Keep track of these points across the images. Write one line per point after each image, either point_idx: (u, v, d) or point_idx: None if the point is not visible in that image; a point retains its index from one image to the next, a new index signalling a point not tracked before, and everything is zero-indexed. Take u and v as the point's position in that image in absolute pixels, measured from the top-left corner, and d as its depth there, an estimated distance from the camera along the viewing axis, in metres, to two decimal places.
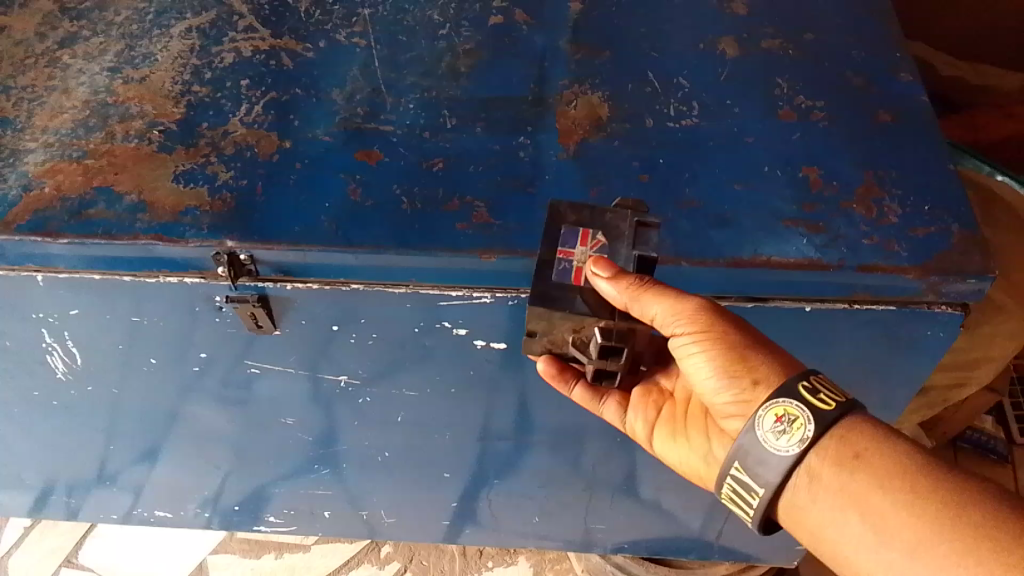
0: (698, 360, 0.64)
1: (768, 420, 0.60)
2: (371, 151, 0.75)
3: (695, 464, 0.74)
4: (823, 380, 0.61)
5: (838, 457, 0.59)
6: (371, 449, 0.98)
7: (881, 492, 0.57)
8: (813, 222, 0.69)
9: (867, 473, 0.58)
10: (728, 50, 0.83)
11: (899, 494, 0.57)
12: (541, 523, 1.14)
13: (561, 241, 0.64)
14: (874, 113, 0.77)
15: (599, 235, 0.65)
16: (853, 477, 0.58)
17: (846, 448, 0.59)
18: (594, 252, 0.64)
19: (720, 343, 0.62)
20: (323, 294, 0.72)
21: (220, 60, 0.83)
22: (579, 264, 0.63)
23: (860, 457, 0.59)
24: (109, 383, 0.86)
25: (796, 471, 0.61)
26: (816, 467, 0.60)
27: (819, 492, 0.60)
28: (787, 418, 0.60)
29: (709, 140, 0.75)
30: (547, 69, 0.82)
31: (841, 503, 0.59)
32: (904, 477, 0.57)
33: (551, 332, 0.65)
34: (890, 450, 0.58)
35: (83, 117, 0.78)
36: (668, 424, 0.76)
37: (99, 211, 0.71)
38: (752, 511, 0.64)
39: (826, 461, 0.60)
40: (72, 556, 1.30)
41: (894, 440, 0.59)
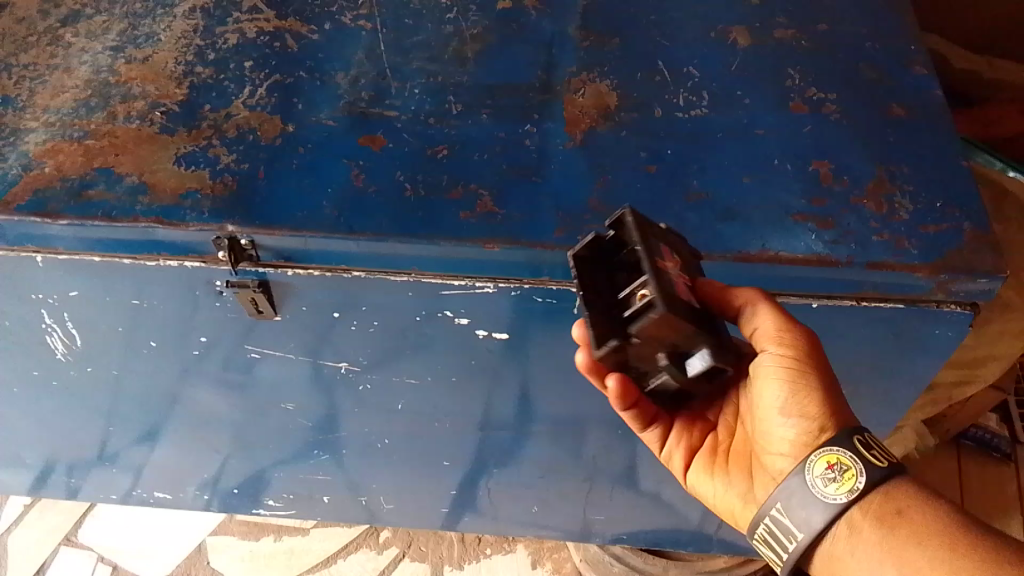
0: (772, 390, 0.64)
1: (819, 466, 0.61)
2: (375, 137, 0.74)
3: (729, 502, 0.72)
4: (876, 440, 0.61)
5: (881, 512, 0.60)
6: (372, 436, 0.98)
7: (920, 547, 0.58)
8: (823, 217, 0.68)
9: (908, 528, 0.59)
10: (739, 39, 0.81)
11: (939, 551, 0.57)
12: (541, 512, 1.13)
13: (656, 252, 0.58)
14: (886, 107, 0.76)
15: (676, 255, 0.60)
16: (894, 531, 0.59)
17: (889, 503, 0.60)
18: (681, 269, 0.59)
19: (801, 379, 0.62)
20: (325, 281, 0.71)
21: (224, 41, 0.82)
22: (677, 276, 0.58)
23: (903, 513, 0.59)
24: (109, 366, 0.86)
25: (839, 525, 0.61)
26: (857, 521, 0.61)
27: (859, 545, 0.60)
28: (839, 467, 0.61)
29: (718, 131, 0.74)
30: (555, 55, 0.80)
31: (880, 557, 0.59)
32: (945, 535, 0.57)
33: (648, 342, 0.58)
34: (933, 509, 0.59)
35: (84, 96, 0.77)
36: (706, 457, 0.73)
37: (99, 192, 0.70)
38: (786, 555, 0.65)
39: (868, 515, 0.60)
40: (72, 534, 1.30)
41: (937, 501, 0.60)
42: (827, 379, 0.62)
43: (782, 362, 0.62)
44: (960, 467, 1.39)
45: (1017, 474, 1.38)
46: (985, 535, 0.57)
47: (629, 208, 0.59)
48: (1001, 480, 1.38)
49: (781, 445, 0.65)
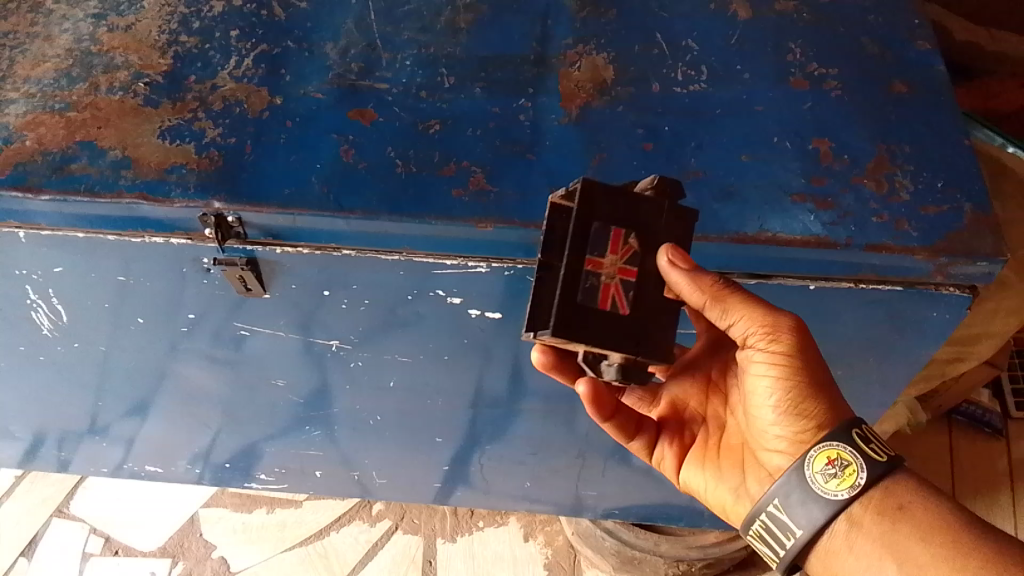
0: (765, 383, 0.64)
1: (822, 462, 0.62)
2: (365, 111, 0.72)
3: (719, 496, 0.75)
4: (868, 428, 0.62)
5: (881, 508, 0.62)
6: (363, 413, 0.97)
7: (922, 543, 0.60)
8: (822, 198, 0.67)
9: (909, 523, 0.61)
10: (739, 11, 0.79)
11: (938, 546, 0.60)
12: (533, 487, 1.14)
13: (592, 247, 0.60)
14: (888, 83, 0.74)
15: (631, 239, 0.61)
16: (895, 527, 0.61)
17: (889, 499, 0.62)
18: (619, 262, 0.60)
19: (795, 374, 0.62)
20: (314, 259, 0.70)
21: (209, 8, 0.79)
22: (604, 280, 0.60)
23: (903, 509, 0.62)
24: (97, 341, 0.85)
25: (838, 520, 0.63)
26: (858, 516, 0.63)
27: (857, 539, 0.62)
28: (840, 463, 0.62)
29: (716, 107, 0.72)
30: (550, 26, 0.78)
31: (877, 551, 0.62)
32: (944, 531, 0.60)
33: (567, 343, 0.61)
34: (932, 506, 0.61)
35: (66, 66, 0.75)
36: (697, 450, 0.77)
37: (82, 166, 0.68)
38: (785, 550, 0.66)
39: (868, 511, 0.62)
40: (64, 506, 1.30)
41: (934, 494, 0.62)
42: (818, 365, 0.63)
43: (774, 358, 0.62)
44: (952, 443, 1.40)
45: (1008, 448, 1.39)
46: (976, 531, 0.60)
47: (583, 179, 0.59)
48: (992, 454, 1.38)
49: (778, 438, 0.66)
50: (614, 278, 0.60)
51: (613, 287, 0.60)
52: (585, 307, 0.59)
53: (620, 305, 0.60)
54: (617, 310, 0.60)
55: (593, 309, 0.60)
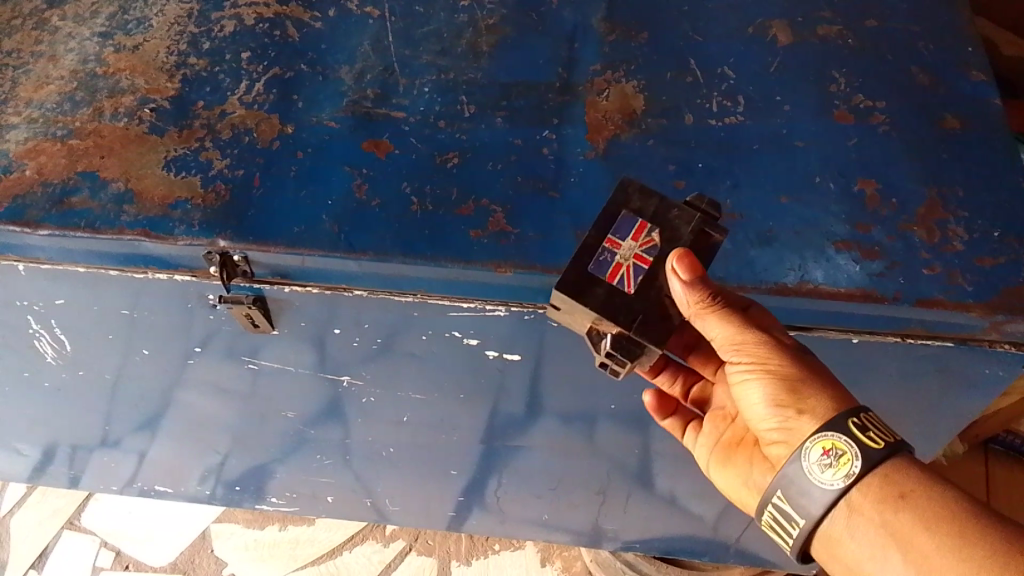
0: (753, 389, 0.60)
1: (815, 452, 0.57)
2: (380, 141, 0.68)
3: (739, 493, 0.71)
4: (872, 416, 0.56)
5: (882, 495, 0.55)
6: (376, 445, 0.94)
7: (927, 533, 0.53)
8: (867, 246, 0.62)
9: (912, 512, 0.54)
10: (779, 35, 0.74)
11: (944, 536, 0.53)
12: (550, 516, 1.10)
13: (613, 230, 0.60)
14: (940, 118, 0.69)
15: (655, 233, 0.60)
16: (895, 516, 0.54)
17: (891, 485, 0.55)
18: (639, 250, 0.59)
19: (776, 379, 0.58)
20: (324, 299, 0.66)
21: (220, 28, 0.76)
22: (619, 261, 0.59)
23: (905, 497, 0.55)
24: (102, 370, 0.82)
25: (838, 508, 0.57)
26: (858, 503, 0.56)
27: (859, 528, 0.56)
28: (834, 452, 0.56)
29: (754, 142, 0.67)
30: (577, 50, 0.74)
31: (879, 539, 0.55)
32: (951, 521, 0.53)
33: (575, 314, 0.59)
34: (938, 493, 0.54)
35: (69, 89, 0.72)
36: (726, 444, 0.72)
37: (83, 199, 0.65)
38: (792, 540, 0.61)
39: (868, 498, 0.56)
40: (75, 518, 1.28)
41: (944, 485, 0.55)
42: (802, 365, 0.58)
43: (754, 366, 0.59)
44: (988, 474, 1.34)
45: None
46: (985, 526, 0.52)
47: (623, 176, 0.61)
48: None
49: (768, 446, 0.62)
50: (627, 260, 0.59)
51: (624, 268, 0.59)
52: (591, 276, 0.58)
53: (626, 285, 0.58)
54: (624, 289, 0.58)
55: (597, 280, 0.58)
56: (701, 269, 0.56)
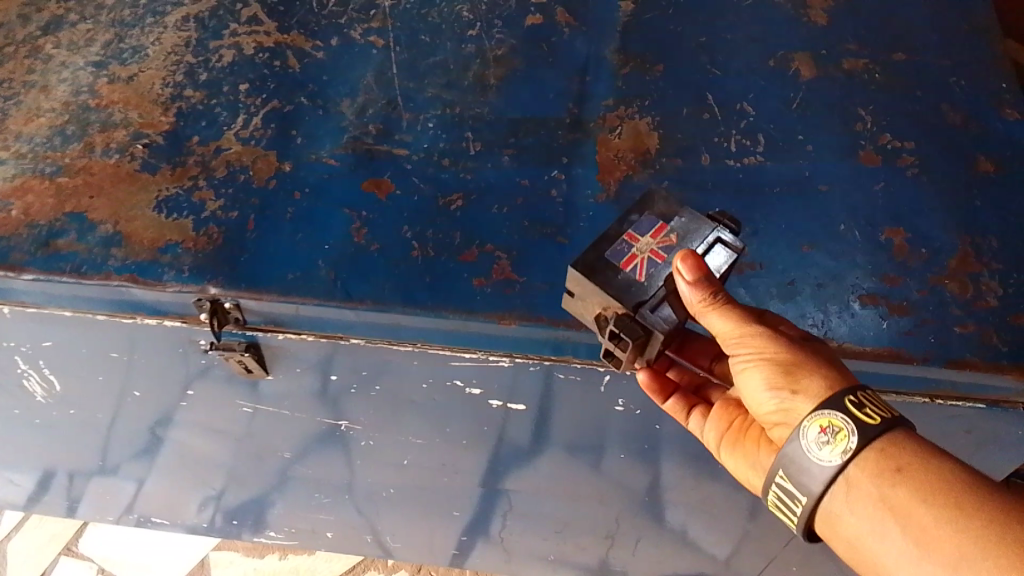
0: (751, 376, 0.54)
1: (811, 430, 0.51)
2: (381, 180, 0.65)
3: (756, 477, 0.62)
4: (868, 394, 0.50)
5: (878, 469, 0.49)
6: (376, 486, 0.91)
7: (924, 505, 0.47)
8: (895, 301, 0.58)
9: (909, 486, 0.48)
10: (801, 70, 0.71)
11: (946, 512, 0.47)
12: (556, 554, 1.07)
13: (632, 228, 0.56)
14: (973, 160, 0.65)
15: (674, 235, 0.56)
16: (893, 491, 0.49)
17: (887, 459, 0.49)
18: (658, 245, 0.55)
19: (776, 366, 0.52)
20: (320, 347, 0.63)
21: (218, 57, 0.73)
22: (636, 251, 0.54)
23: (902, 471, 0.49)
24: (94, 408, 0.80)
25: (835, 485, 0.51)
26: (855, 479, 0.50)
27: (854, 504, 0.50)
28: (831, 429, 0.50)
29: (775, 185, 0.64)
30: (589, 84, 0.70)
31: (878, 514, 0.49)
32: (955, 494, 0.47)
33: (587, 301, 0.55)
34: (935, 465, 0.48)
35: (61, 122, 0.69)
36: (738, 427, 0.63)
37: (70, 242, 0.62)
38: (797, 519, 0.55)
39: (864, 472, 0.50)
40: (73, 544, 1.24)
41: (943, 457, 0.49)
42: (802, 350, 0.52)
43: (753, 357, 0.53)
44: None
45: None
46: (988, 499, 0.47)
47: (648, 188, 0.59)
48: None
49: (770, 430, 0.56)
50: (644, 253, 0.55)
51: (639, 259, 0.54)
52: (605, 261, 0.54)
53: (639, 273, 0.54)
54: (636, 276, 0.53)
55: (611, 266, 0.54)
56: (707, 268, 0.50)
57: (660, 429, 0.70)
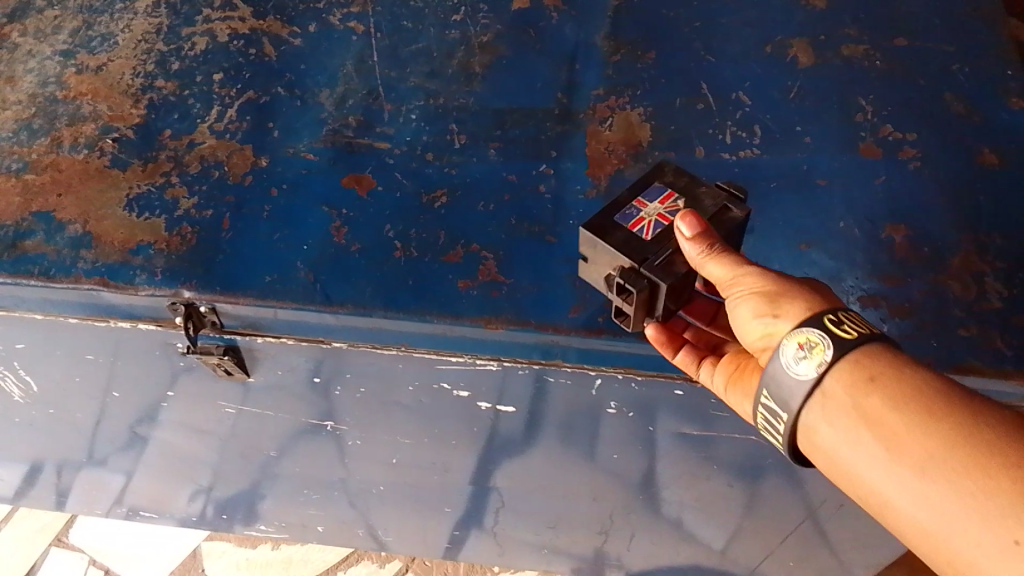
0: (740, 315, 0.51)
1: (789, 347, 0.48)
2: (362, 177, 0.62)
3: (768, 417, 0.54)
4: (849, 312, 0.48)
5: (851, 380, 0.46)
6: (365, 483, 0.90)
7: (896, 413, 0.45)
8: (896, 302, 0.56)
9: (881, 395, 0.45)
10: (799, 56, 0.68)
11: (917, 416, 0.44)
12: (550, 547, 1.06)
13: (642, 194, 0.56)
14: (977, 153, 0.62)
15: (682, 202, 0.55)
16: (866, 401, 0.46)
17: (859, 369, 0.46)
18: (666, 211, 0.54)
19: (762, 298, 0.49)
20: (301, 350, 0.61)
21: (191, 46, 0.70)
22: (643, 215, 0.54)
23: (875, 380, 0.46)
24: (72, 407, 0.78)
25: (812, 399, 0.48)
26: (830, 391, 0.47)
27: (830, 416, 0.47)
28: (808, 345, 0.47)
29: (772, 180, 0.61)
30: (578, 73, 0.68)
31: (850, 424, 0.46)
32: (926, 399, 0.44)
33: (597, 263, 0.54)
34: (908, 373, 0.45)
35: (26, 115, 0.66)
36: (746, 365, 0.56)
37: (37, 244, 0.60)
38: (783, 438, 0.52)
39: (839, 384, 0.47)
40: (63, 535, 1.23)
41: (918, 365, 0.46)
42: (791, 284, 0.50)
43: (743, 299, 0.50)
44: None
45: None
46: (960, 401, 0.44)
47: (660, 161, 0.58)
48: None
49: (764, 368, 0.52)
50: (651, 217, 0.54)
51: (646, 222, 0.54)
52: (613, 223, 0.54)
53: (644, 234, 0.53)
54: (642, 237, 0.53)
55: (618, 228, 0.53)
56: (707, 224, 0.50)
57: (654, 431, 0.68)
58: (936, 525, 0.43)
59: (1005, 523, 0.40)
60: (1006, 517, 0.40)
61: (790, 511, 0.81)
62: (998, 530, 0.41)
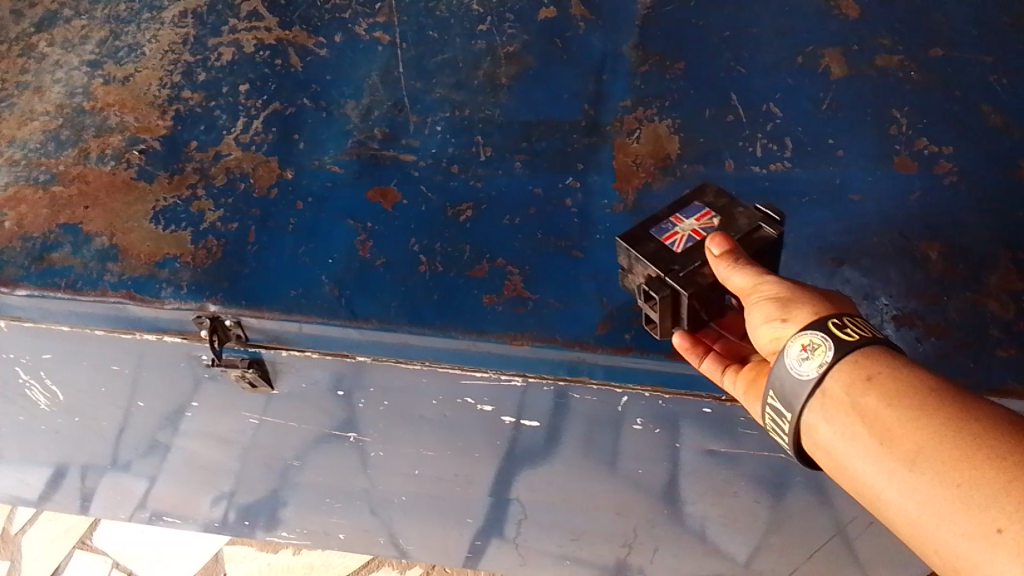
0: (752, 323, 0.49)
1: (792, 348, 0.46)
2: (387, 190, 0.62)
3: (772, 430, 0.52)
4: (855, 317, 0.46)
5: (850, 378, 0.45)
6: (388, 492, 0.90)
7: (891, 408, 0.43)
8: (932, 322, 0.55)
9: (878, 393, 0.43)
10: (832, 67, 0.67)
11: (910, 410, 0.42)
12: (571, 558, 1.05)
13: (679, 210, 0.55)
14: (1016, 167, 0.61)
15: (717, 219, 0.54)
16: (862, 397, 0.44)
17: (859, 369, 0.45)
18: (698, 227, 0.54)
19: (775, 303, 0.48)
20: (324, 363, 0.61)
21: (217, 56, 0.70)
22: (676, 229, 0.54)
23: (872, 378, 0.44)
24: (97, 415, 0.78)
25: (812, 399, 0.46)
26: (829, 389, 0.45)
27: (825, 413, 0.46)
28: (812, 347, 0.46)
29: (803, 194, 0.60)
30: (606, 84, 0.67)
31: (844, 420, 0.44)
32: (919, 394, 0.43)
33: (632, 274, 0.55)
34: (908, 372, 0.44)
35: (54, 127, 0.67)
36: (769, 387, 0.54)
37: (64, 256, 0.60)
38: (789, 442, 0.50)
39: (838, 382, 0.45)
40: (87, 537, 1.24)
41: (914, 365, 0.44)
42: (807, 294, 0.48)
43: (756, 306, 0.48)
44: None
45: None
46: (955, 397, 0.42)
47: (707, 181, 0.58)
48: None
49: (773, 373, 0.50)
50: (683, 232, 0.54)
51: (678, 236, 0.53)
52: (645, 235, 0.54)
53: (674, 246, 0.53)
54: (671, 249, 0.53)
55: (650, 241, 0.54)
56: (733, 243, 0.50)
57: (680, 447, 0.67)
58: (923, 518, 0.41)
59: (988, 512, 0.38)
60: (991, 506, 0.38)
61: (818, 528, 0.80)
62: (982, 520, 0.39)
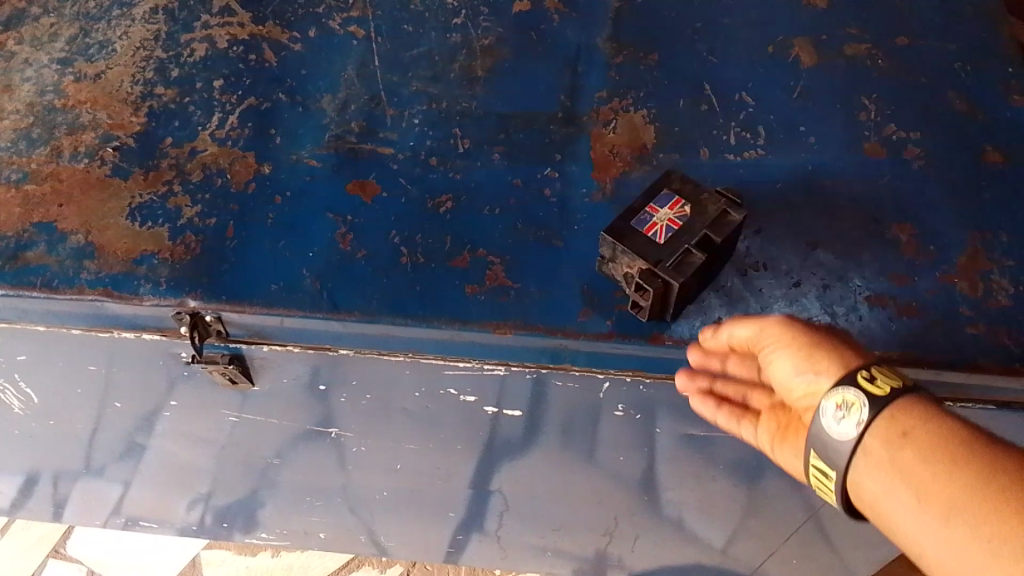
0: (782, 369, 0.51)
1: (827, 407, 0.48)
2: (366, 183, 0.62)
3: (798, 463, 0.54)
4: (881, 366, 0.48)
5: (886, 435, 0.46)
6: (369, 489, 0.89)
7: (926, 464, 0.44)
8: (905, 302, 0.56)
9: (914, 448, 0.45)
10: (801, 56, 0.68)
11: (944, 464, 0.44)
12: (553, 550, 1.06)
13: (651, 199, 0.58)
14: (981, 150, 0.63)
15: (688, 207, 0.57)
16: (899, 453, 0.45)
17: (894, 425, 0.46)
18: (676, 217, 0.56)
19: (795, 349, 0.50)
20: (306, 357, 0.61)
21: (190, 52, 0.69)
22: (655, 219, 0.56)
23: (908, 433, 0.46)
24: (73, 418, 0.77)
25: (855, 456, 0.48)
26: (869, 446, 0.47)
27: (867, 470, 0.47)
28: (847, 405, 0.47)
29: (777, 181, 0.61)
30: (581, 75, 0.67)
31: (883, 475, 0.46)
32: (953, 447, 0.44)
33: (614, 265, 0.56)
34: (943, 426, 0.45)
35: (25, 125, 0.66)
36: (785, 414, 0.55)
37: (39, 255, 0.59)
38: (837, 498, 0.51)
39: (875, 438, 0.47)
40: (61, 546, 1.21)
41: (949, 416, 0.46)
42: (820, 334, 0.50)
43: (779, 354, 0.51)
44: None
45: None
46: (986, 449, 0.43)
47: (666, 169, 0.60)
48: None
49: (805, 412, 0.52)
50: (663, 222, 0.56)
51: (658, 227, 0.56)
52: (628, 227, 0.56)
53: (658, 238, 0.55)
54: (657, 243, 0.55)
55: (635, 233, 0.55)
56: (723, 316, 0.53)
57: (661, 434, 0.68)
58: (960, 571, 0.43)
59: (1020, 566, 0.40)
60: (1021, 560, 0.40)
61: (795, 511, 0.81)
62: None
